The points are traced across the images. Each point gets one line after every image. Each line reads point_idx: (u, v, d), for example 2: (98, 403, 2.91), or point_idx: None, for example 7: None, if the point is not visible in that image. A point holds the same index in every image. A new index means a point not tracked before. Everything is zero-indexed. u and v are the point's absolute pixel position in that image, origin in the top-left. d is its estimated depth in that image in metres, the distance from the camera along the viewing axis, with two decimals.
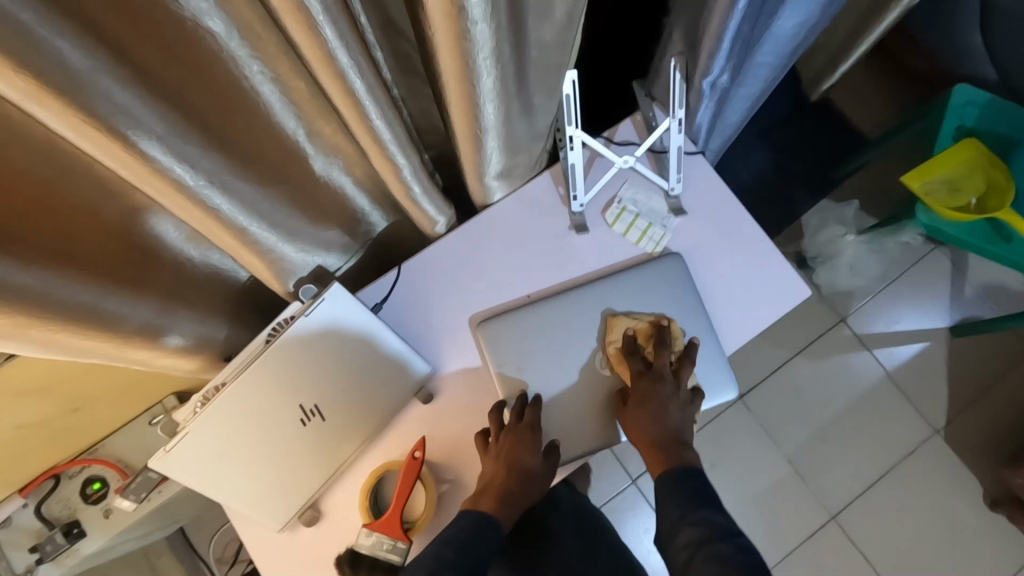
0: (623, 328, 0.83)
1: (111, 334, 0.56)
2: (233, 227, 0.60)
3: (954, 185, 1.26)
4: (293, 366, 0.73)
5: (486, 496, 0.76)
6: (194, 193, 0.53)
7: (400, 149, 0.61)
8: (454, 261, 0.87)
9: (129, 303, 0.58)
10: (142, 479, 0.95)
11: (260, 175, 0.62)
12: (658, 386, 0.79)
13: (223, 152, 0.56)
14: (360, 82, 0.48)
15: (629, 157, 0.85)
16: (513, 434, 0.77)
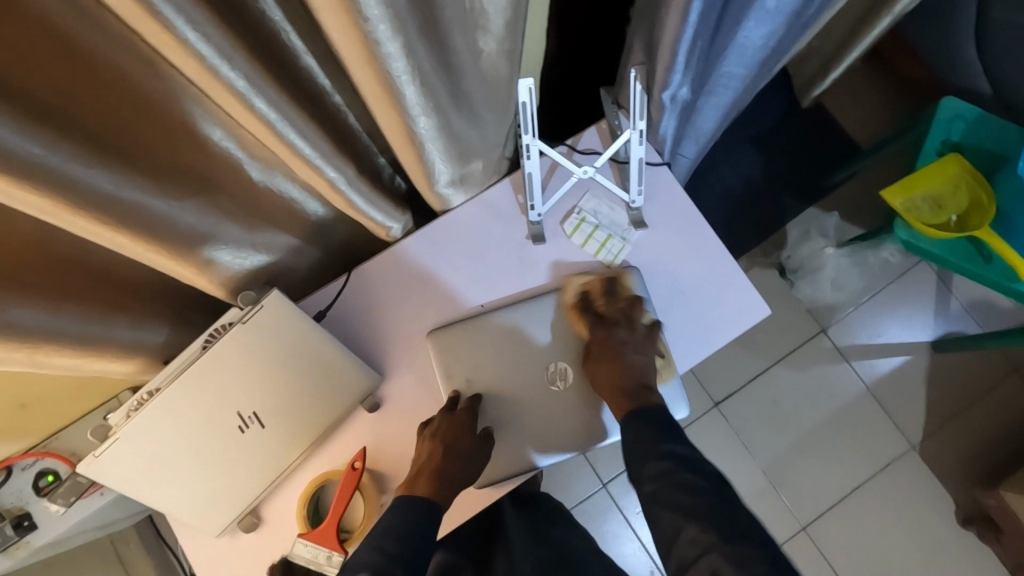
0: (577, 288, 0.84)
1: (26, 345, 0.55)
2: (153, 235, 0.58)
3: (937, 202, 1.22)
4: (230, 371, 0.73)
5: (421, 479, 0.75)
6: (106, 213, 0.52)
7: (329, 161, 0.59)
8: (408, 268, 0.86)
9: (49, 314, 0.57)
10: (70, 483, 0.97)
11: (183, 182, 0.60)
12: (608, 332, 0.80)
13: (133, 161, 0.55)
14: (257, 97, 0.47)
15: (589, 168, 0.83)
16: (451, 417, 0.77)
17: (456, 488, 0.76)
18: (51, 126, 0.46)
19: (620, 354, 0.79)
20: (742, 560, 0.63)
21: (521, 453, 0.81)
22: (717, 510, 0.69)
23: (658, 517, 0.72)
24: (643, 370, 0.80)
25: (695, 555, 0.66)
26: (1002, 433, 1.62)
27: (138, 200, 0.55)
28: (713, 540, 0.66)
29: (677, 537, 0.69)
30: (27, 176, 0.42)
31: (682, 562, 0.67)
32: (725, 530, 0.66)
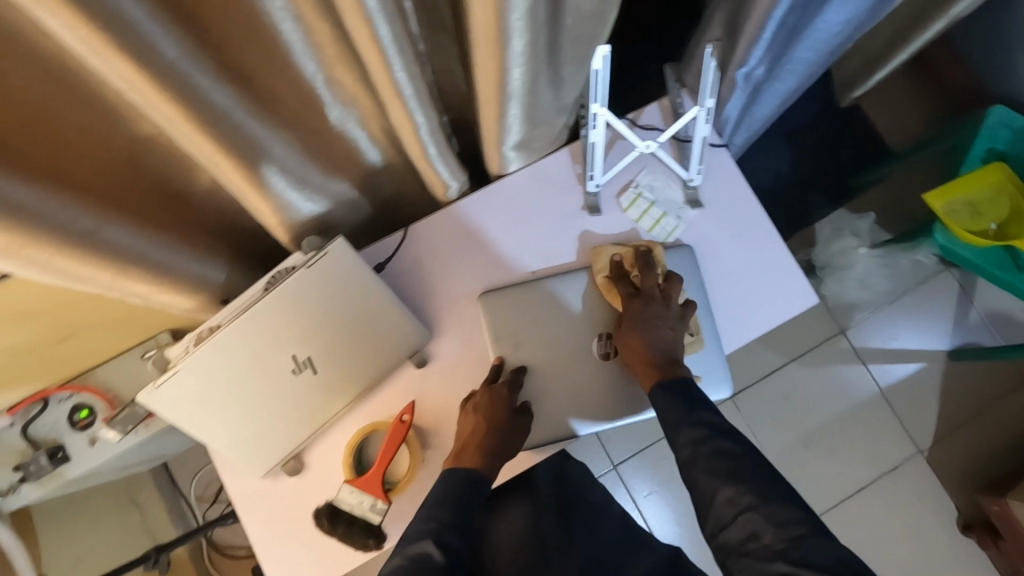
0: (611, 259, 0.83)
1: (113, 266, 0.56)
2: (243, 163, 0.59)
3: (976, 208, 1.22)
4: (288, 315, 0.73)
5: (468, 451, 0.75)
6: (207, 124, 0.52)
7: (420, 107, 0.59)
8: (461, 228, 0.85)
9: (133, 237, 0.58)
10: (129, 411, 0.95)
11: (272, 116, 0.61)
12: (643, 304, 0.79)
13: (235, 88, 0.55)
14: (387, 30, 0.47)
15: (652, 142, 0.83)
16: (492, 392, 0.77)
17: (500, 460, 0.76)
18: (181, 40, 0.46)
19: (656, 328, 0.78)
20: (782, 520, 0.63)
21: (563, 420, 0.82)
22: (753, 471, 0.68)
23: (695, 481, 0.70)
24: (673, 348, 0.79)
25: (733, 518, 0.65)
26: (1009, 444, 1.64)
27: (238, 121, 0.56)
28: (753, 501, 0.65)
29: (712, 500, 0.67)
30: (149, 63, 0.43)
31: (719, 523, 0.66)
32: (760, 492, 0.66)
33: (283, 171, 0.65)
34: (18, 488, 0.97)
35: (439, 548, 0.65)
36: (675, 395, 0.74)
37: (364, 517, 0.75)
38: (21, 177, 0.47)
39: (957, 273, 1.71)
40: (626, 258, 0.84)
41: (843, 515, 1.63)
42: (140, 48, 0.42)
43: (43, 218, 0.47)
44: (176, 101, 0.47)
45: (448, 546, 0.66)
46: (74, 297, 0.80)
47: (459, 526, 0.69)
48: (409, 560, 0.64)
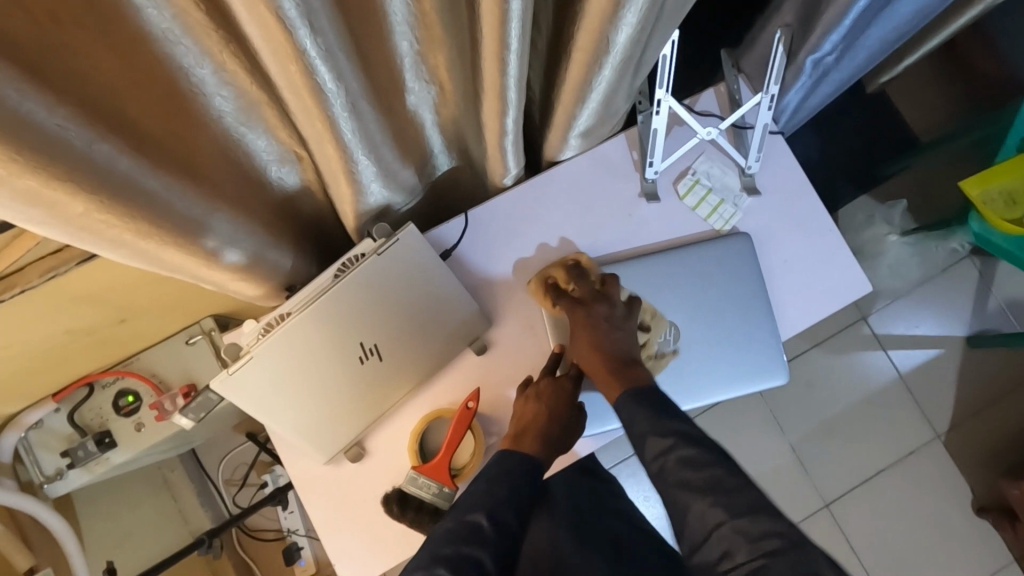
0: (543, 281, 0.82)
1: (207, 256, 0.58)
2: (346, 154, 0.57)
3: (1012, 197, 1.23)
4: (355, 303, 0.74)
5: (528, 436, 0.73)
6: (332, 115, 0.50)
7: (514, 100, 0.59)
8: (519, 215, 0.85)
9: (230, 227, 0.59)
10: (203, 399, 0.87)
11: (377, 104, 0.60)
12: (589, 310, 0.78)
13: (362, 78, 0.53)
14: (516, 10, 0.46)
15: (712, 129, 0.82)
16: (556, 385, 0.78)
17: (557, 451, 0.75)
18: (336, 28, 0.45)
19: (602, 333, 0.77)
20: (757, 535, 0.60)
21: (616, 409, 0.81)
22: (728, 481, 0.64)
23: (668, 496, 0.66)
24: (627, 346, 0.78)
25: (709, 533, 0.62)
26: None
27: (362, 113, 0.54)
28: (725, 515, 0.62)
29: (686, 513, 0.64)
30: (304, 51, 0.42)
31: (694, 541, 0.63)
32: (736, 506, 0.62)
33: (378, 164, 0.64)
34: (65, 474, 0.98)
35: (489, 519, 0.63)
36: (643, 400, 0.71)
37: (433, 503, 0.76)
38: (147, 164, 0.48)
39: (978, 261, 1.73)
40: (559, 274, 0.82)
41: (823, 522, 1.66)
42: (301, 35, 0.41)
43: (157, 207, 0.49)
44: (313, 89, 0.46)
45: (500, 520, 0.64)
46: (133, 283, 0.79)
47: (514, 500, 0.66)
48: (456, 528, 0.63)
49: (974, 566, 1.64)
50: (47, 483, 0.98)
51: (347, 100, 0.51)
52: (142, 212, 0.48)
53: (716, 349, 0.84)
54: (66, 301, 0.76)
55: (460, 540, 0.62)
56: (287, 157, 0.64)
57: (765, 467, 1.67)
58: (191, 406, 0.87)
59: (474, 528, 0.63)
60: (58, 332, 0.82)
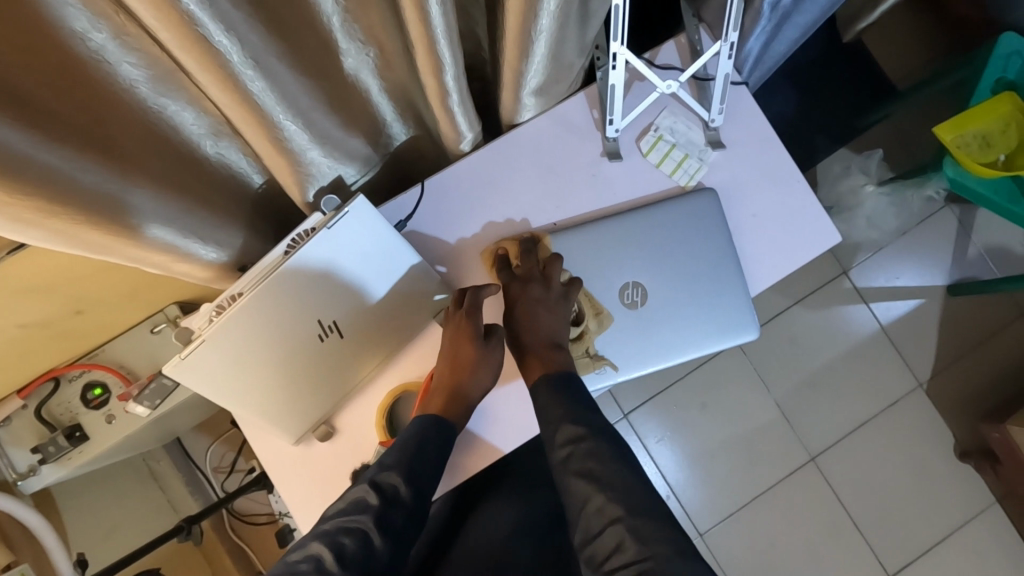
0: (494, 251, 0.82)
1: (136, 235, 0.56)
2: (264, 116, 0.55)
3: (987, 139, 1.22)
4: (310, 279, 0.70)
5: (435, 397, 0.76)
6: (235, 71, 0.48)
7: (450, 56, 0.57)
8: (479, 182, 0.83)
9: (154, 202, 0.57)
10: (156, 385, 0.93)
11: (297, 63, 0.57)
12: (526, 285, 0.79)
13: (268, 28, 0.51)
14: None
15: (673, 82, 0.79)
16: (453, 327, 0.78)
17: (475, 403, 0.78)
18: None
19: (534, 313, 0.79)
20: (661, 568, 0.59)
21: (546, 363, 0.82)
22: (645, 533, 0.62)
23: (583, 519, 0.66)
24: (561, 328, 0.80)
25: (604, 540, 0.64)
26: (1007, 372, 1.69)
27: (267, 65, 0.52)
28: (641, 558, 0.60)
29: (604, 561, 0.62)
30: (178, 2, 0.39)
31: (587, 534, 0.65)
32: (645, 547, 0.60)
33: (305, 129, 0.62)
34: (38, 469, 0.96)
35: (373, 490, 0.68)
36: (561, 387, 0.74)
37: None
38: (50, 141, 0.46)
39: (957, 209, 1.72)
40: (510, 249, 0.82)
41: (771, 503, 1.67)
42: None
43: (62, 182, 0.46)
44: (201, 45, 0.43)
45: (385, 487, 0.68)
46: (84, 272, 0.77)
47: (406, 466, 0.70)
48: (346, 505, 0.67)
49: (957, 509, 1.67)
50: (20, 481, 0.95)
51: (247, 53, 0.48)
52: (50, 189, 0.45)
53: (687, 306, 0.83)
54: (16, 293, 0.74)
55: (346, 512, 0.66)
56: (220, 130, 0.62)
57: (749, 425, 1.69)
58: (148, 393, 0.93)
59: (360, 501, 0.67)
60: (12, 326, 0.81)
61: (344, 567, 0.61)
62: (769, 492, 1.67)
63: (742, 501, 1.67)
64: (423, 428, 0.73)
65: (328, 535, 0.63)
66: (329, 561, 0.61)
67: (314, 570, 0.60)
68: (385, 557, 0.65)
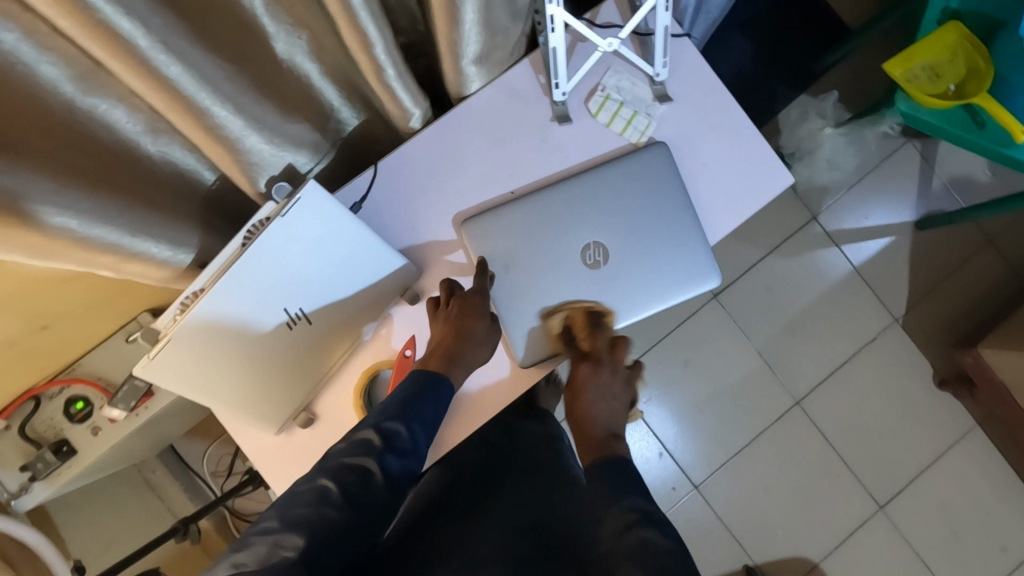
0: (560, 322, 0.83)
1: (77, 237, 0.57)
2: (189, 102, 0.55)
3: (936, 71, 1.23)
4: (269, 270, 0.71)
5: (434, 357, 0.79)
6: (140, 51, 0.47)
7: (370, 18, 0.56)
8: (433, 158, 0.84)
9: (91, 203, 0.58)
10: (128, 388, 0.95)
11: (218, 49, 0.57)
12: (589, 366, 0.87)
13: (177, 13, 0.51)
14: None
15: (613, 39, 0.80)
16: (462, 301, 0.79)
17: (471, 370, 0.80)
18: None
19: (600, 394, 0.88)
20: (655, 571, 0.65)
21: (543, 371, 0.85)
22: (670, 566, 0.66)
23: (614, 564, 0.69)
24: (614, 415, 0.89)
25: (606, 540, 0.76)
26: (977, 300, 1.74)
27: (181, 50, 0.51)
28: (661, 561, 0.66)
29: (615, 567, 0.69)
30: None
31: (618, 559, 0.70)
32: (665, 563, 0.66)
33: (238, 116, 0.62)
34: (30, 486, 0.96)
35: (377, 434, 0.72)
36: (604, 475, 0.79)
37: None
38: None
39: (918, 145, 1.75)
40: (575, 318, 0.82)
41: (761, 449, 1.71)
42: None
43: None
44: (102, 31, 0.44)
45: (389, 431, 0.72)
46: (45, 283, 0.79)
47: (407, 414, 0.74)
48: (350, 446, 0.71)
49: (941, 436, 1.72)
50: (13, 500, 0.96)
51: (156, 37, 0.48)
52: None
53: (649, 261, 0.84)
54: None
55: (348, 453, 0.71)
56: (156, 126, 0.63)
57: (733, 376, 1.72)
58: (121, 395, 0.95)
59: (363, 443, 0.72)
60: None
61: (348, 498, 0.68)
62: (757, 439, 1.72)
63: (732, 450, 1.71)
64: (415, 384, 0.76)
65: (332, 472, 0.69)
66: (334, 492, 0.67)
67: (319, 500, 0.67)
68: (383, 494, 0.71)
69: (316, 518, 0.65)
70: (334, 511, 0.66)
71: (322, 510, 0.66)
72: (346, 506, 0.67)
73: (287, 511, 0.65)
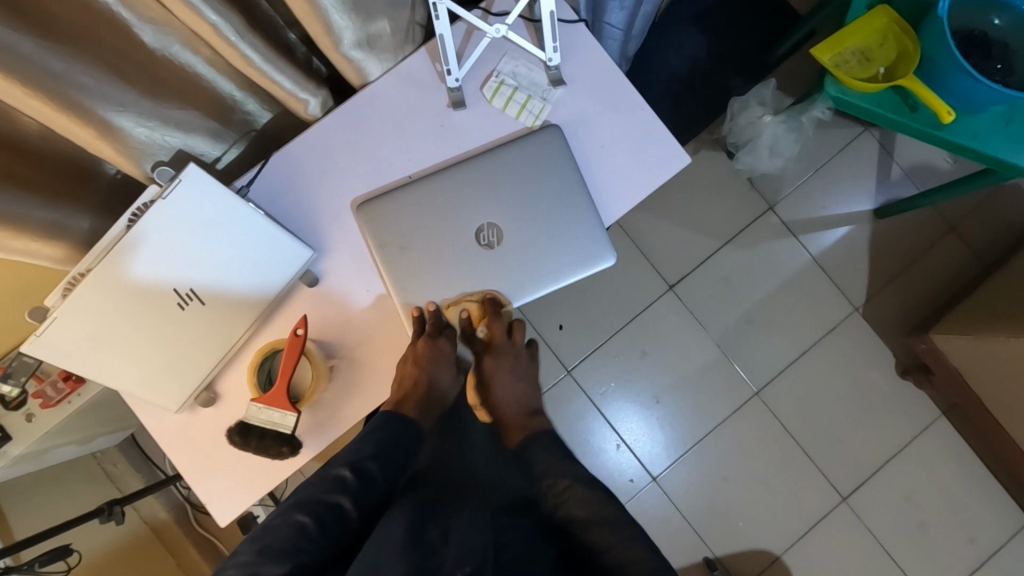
0: (457, 314, 0.86)
1: None
2: (30, 84, 0.56)
3: (867, 55, 1.24)
4: (153, 251, 0.76)
5: (407, 403, 0.87)
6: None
7: (205, 0, 0.59)
8: (331, 145, 0.86)
9: None
10: (18, 363, 0.99)
11: (54, 31, 0.58)
12: (490, 352, 0.95)
13: None
14: None
15: (501, 25, 0.82)
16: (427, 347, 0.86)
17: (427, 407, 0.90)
18: None
19: (505, 372, 0.97)
20: None
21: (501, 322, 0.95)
22: None
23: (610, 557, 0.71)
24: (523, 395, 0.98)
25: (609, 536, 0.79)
26: (939, 287, 1.72)
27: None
28: None
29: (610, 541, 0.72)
30: None
31: None
32: None
33: (101, 101, 0.65)
34: None
35: (352, 472, 0.78)
36: None
37: (275, 429, 0.79)
38: None
39: (876, 133, 1.75)
40: (473, 310, 0.87)
41: (721, 440, 1.71)
42: None
43: None
44: None
45: (363, 470, 0.79)
46: None
47: (379, 456, 0.81)
48: (324, 483, 0.76)
49: (905, 426, 1.70)
50: None
51: None
52: None
53: (544, 241, 0.86)
54: None
55: (322, 489, 0.76)
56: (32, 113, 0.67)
57: (690, 367, 1.72)
58: (11, 372, 0.98)
59: (337, 480, 0.77)
60: None
61: (322, 531, 0.72)
62: (717, 430, 1.71)
63: (691, 442, 1.71)
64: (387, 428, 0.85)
65: (308, 507, 0.73)
66: (312, 526, 0.71)
67: (295, 533, 0.70)
68: (354, 524, 0.76)
69: (292, 550, 0.68)
70: (311, 544, 0.70)
71: (300, 543, 0.69)
72: (320, 535, 0.71)
73: (263, 545, 0.69)
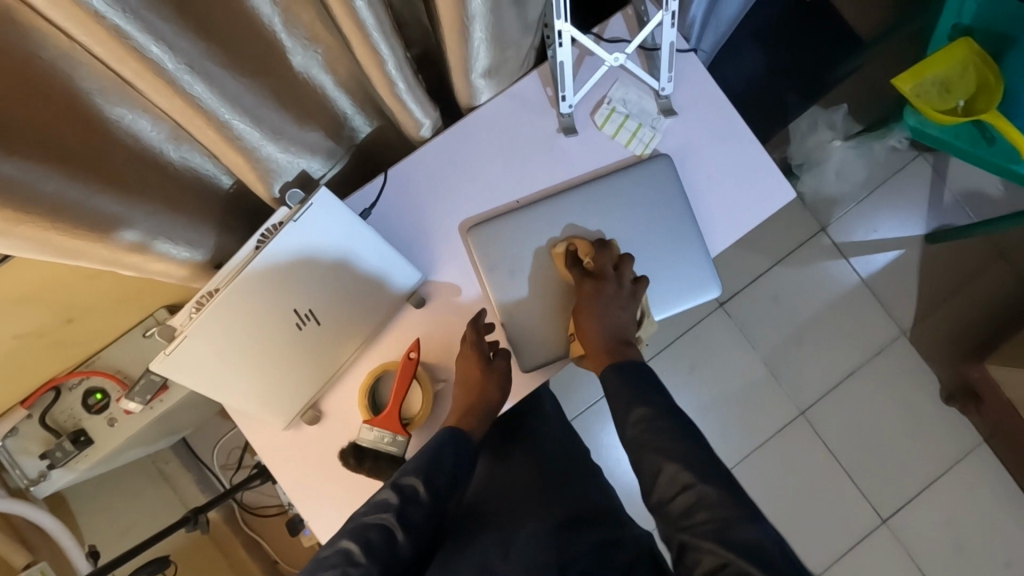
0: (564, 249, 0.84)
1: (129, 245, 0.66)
2: (200, 109, 0.60)
3: (945, 85, 1.23)
4: (275, 274, 0.74)
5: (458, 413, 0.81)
6: (139, 44, 0.50)
7: (377, 28, 0.60)
8: (440, 165, 0.86)
9: (130, 209, 0.65)
10: (145, 383, 0.97)
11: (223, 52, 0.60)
12: (593, 284, 0.80)
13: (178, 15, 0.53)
14: None
15: (620, 55, 0.81)
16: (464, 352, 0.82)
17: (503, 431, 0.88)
18: None
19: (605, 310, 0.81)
20: None
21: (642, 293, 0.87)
22: None
23: None
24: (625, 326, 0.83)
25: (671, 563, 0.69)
26: (986, 312, 1.72)
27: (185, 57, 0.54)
28: None
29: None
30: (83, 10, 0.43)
31: None
32: None
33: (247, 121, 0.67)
34: (48, 473, 1.01)
35: (397, 493, 0.72)
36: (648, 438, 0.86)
37: (388, 450, 0.81)
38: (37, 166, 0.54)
39: (931, 158, 1.75)
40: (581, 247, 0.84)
41: (764, 458, 1.72)
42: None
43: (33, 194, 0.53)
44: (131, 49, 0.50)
45: (405, 489, 0.72)
46: (74, 277, 0.85)
47: (425, 471, 0.74)
48: (371, 505, 0.72)
49: (946, 450, 1.71)
50: (32, 486, 1.02)
51: (182, 60, 0.55)
52: (14, 195, 0.51)
53: (658, 280, 0.87)
54: (11, 302, 0.82)
55: (370, 510, 0.71)
56: (178, 135, 0.69)
57: (735, 385, 1.73)
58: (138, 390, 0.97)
59: (382, 503, 0.71)
60: (9, 336, 0.88)
61: (371, 557, 0.68)
62: (763, 448, 1.72)
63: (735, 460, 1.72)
64: (440, 443, 0.77)
65: (355, 532, 0.69)
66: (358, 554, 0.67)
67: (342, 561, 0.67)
68: (406, 549, 0.70)
69: None
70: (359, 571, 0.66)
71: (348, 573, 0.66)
72: (371, 563, 0.67)
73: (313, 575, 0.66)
